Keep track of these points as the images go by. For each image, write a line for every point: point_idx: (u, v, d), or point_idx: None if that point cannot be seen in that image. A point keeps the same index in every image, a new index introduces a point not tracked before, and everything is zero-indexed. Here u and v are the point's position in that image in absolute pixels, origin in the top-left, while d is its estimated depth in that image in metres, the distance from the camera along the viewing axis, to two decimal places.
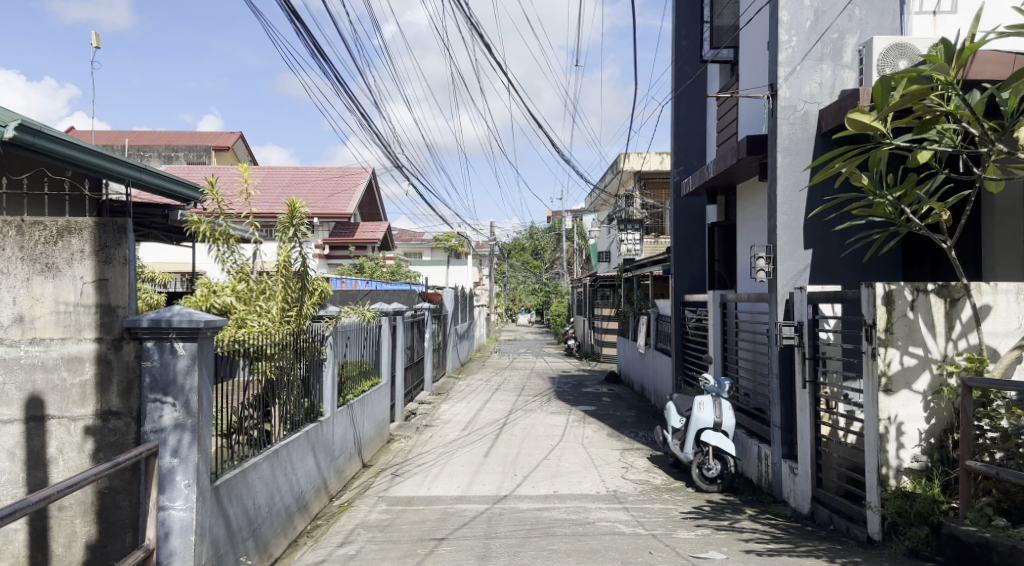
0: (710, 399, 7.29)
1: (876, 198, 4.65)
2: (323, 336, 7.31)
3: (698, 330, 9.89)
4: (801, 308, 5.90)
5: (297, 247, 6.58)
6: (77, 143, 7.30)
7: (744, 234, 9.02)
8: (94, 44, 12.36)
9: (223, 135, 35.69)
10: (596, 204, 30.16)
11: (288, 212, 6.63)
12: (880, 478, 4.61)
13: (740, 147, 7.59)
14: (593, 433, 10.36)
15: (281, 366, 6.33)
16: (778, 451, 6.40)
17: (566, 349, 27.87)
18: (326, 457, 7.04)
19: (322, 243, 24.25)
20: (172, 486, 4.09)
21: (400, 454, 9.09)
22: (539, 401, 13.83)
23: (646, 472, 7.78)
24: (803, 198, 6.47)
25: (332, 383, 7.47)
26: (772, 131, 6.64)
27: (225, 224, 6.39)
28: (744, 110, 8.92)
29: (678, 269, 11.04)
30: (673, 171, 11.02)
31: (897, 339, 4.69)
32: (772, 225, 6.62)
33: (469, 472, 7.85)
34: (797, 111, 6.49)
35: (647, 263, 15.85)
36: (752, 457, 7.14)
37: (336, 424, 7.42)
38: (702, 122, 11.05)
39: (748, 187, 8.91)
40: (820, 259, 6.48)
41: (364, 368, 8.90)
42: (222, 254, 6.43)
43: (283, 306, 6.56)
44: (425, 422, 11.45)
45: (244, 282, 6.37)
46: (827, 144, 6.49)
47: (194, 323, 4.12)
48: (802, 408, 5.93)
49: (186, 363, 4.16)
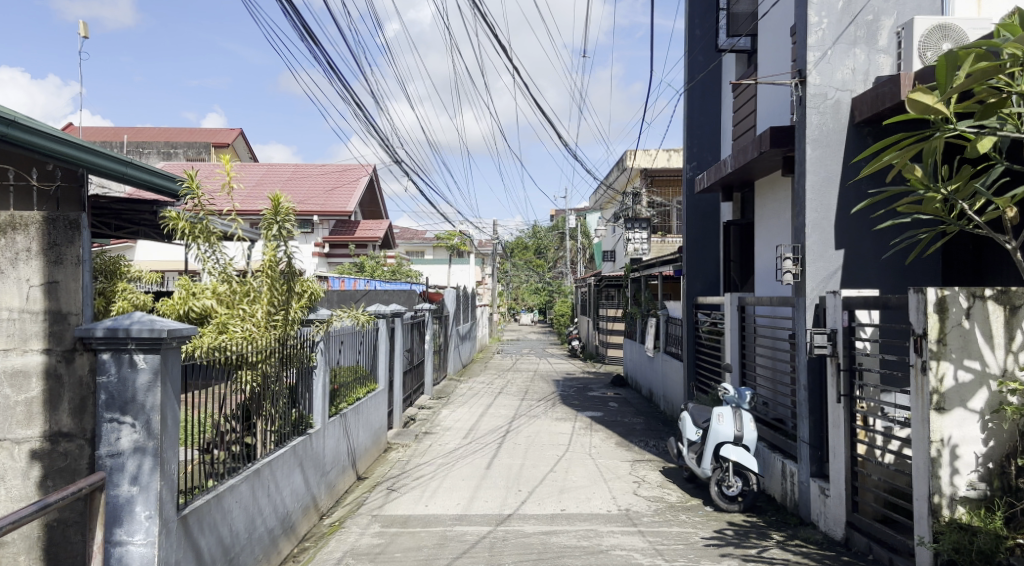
0: (730, 410, 6.77)
1: (927, 193, 4.11)
2: (314, 342, 6.79)
3: (711, 334, 9.42)
4: (835, 314, 5.38)
5: (283, 245, 6.10)
6: (59, 135, 6.73)
7: (764, 233, 8.49)
8: (83, 33, 11.86)
9: (223, 132, 35.32)
10: (602, 202, 29.57)
11: (272, 207, 6.12)
12: (932, 508, 4.08)
13: (763, 139, 7.06)
14: (601, 442, 9.84)
15: (266, 375, 5.82)
16: (806, 469, 5.89)
17: (569, 350, 27.26)
18: (316, 473, 6.52)
19: (321, 241, 23.77)
20: (131, 519, 3.58)
21: (397, 464, 8.58)
22: (543, 406, 13.30)
23: (659, 488, 7.26)
24: (835, 193, 5.95)
25: (324, 391, 6.95)
26: (800, 121, 6.12)
27: (206, 220, 5.94)
28: (764, 101, 8.40)
29: (690, 270, 10.52)
30: (685, 166, 10.50)
31: (951, 351, 4.15)
32: (799, 223, 6.10)
33: (470, 487, 7.34)
34: (828, 100, 5.97)
35: (655, 263, 15.30)
36: (776, 474, 6.61)
37: (327, 436, 6.91)
38: (716, 115, 10.51)
39: (767, 182, 8.39)
40: (853, 261, 5.96)
41: (358, 374, 8.40)
42: (202, 252, 5.99)
43: (269, 310, 6.03)
44: (425, 429, 10.97)
45: (226, 284, 5.90)
46: (859, 135, 5.98)
47: (156, 331, 3.62)
48: (834, 424, 5.39)
49: (148, 378, 3.65)
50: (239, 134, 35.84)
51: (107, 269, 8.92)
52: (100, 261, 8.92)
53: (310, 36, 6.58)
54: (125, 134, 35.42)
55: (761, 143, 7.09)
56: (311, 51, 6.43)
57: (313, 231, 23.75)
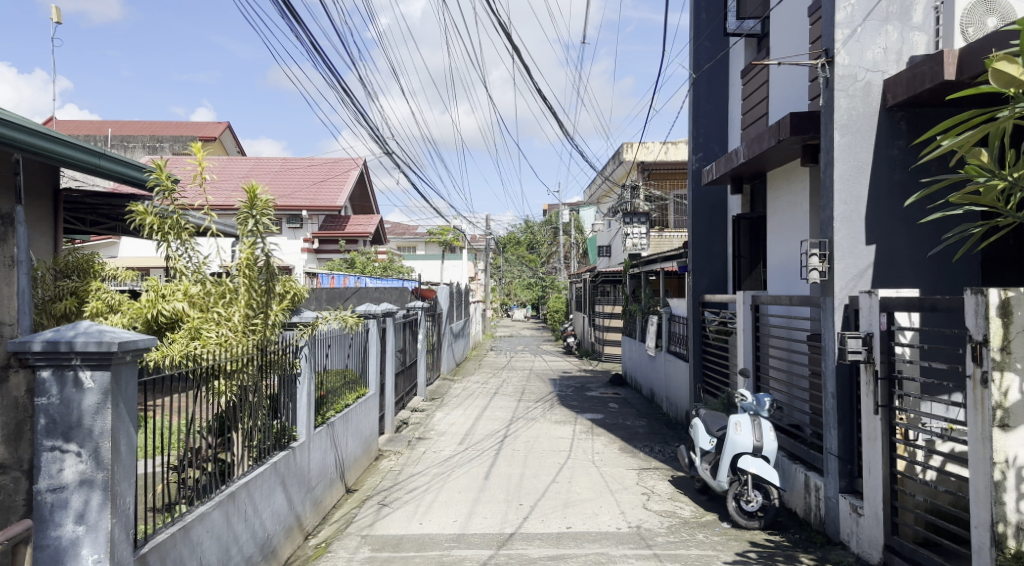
0: (748, 418, 6.28)
1: (989, 180, 3.55)
2: (298, 346, 6.23)
3: (720, 334, 8.95)
4: (871, 316, 4.90)
5: (261, 241, 5.51)
6: (36, 130, 6.34)
7: (780, 227, 8.00)
8: (55, 19, 11.23)
9: (210, 126, 34.50)
10: (597, 197, 28.95)
11: (248, 200, 5.51)
12: (996, 540, 3.61)
13: (782, 127, 6.55)
14: (604, 447, 9.34)
15: (243, 386, 5.30)
16: (833, 484, 5.43)
17: (564, 347, 26.70)
18: (301, 490, 5.98)
19: (311, 236, 23.12)
20: (76, 563, 3.07)
21: (388, 475, 8.04)
22: (541, 407, 12.79)
23: (670, 501, 6.77)
24: (865, 183, 5.47)
25: (309, 400, 6.40)
26: (826, 105, 5.63)
27: (177, 214, 5.42)
28: (781, 87, 7.88)
29: (697, 266, 9.98)
30: (690, 158, 9.98)
31: (1016, 361, 3.67)
32: (826, 215, 5.61)
33: (468, 501, 6.83)
34: (858, 81, 5.49)
35: (656, 259, 14.79)
36: (798, 487, 6.15)
37: (313, 450, 6.36)
38: (724, 104, 10.03)
39: (782, 172, 7.90)
40: (884, 257, 5.48)
41: (347, 378, 7.88)
42: (170, 248, 5.45)
43: (247, 312, 5.48)
44: (418, 434, 10.45)
45: (198, 285, 5.35)
46: (891, 121, 5.50)
47: (105, 345, 3.09)
48: (870, 437, 4.90)
49: (96, 399, 3.13)
50: (226, 127, 35.13)
51: (79, 268, 8.47)
52: (70, 259, 8.51)
53: (290, 12, 6.08)
54: (109, 128, 34.65)
55: (780, 130, 6.58)
56: (291, 29, 5.90)
57: (302, 226, 23.11)
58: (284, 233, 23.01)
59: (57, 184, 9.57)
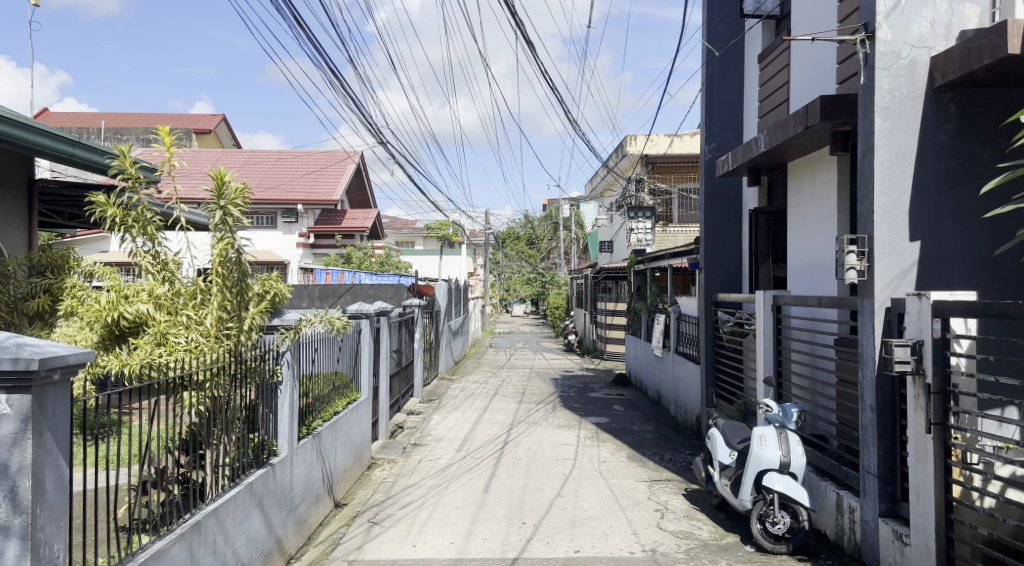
0: (774, 431, 5.73)
1: None
2: (279, 352, 5.64)
3: (735, 335, 8.42)
4: (922, 321, 4.34)
5: (233, 237, 4.86)
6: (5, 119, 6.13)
7: (804, 222, 7.42)
8: (33, 3, 10.60)
9: (206, 117, 33.84)
10: (599, 191, 28.37)
11: (214, 187, 4.85)
12: None
13: (810, 112, 5.97)
14: (611, 455, 8.80)
15: (216, 397, 4.72)
16: (873, 507, 4.88)
17: (565, 344, 26.14)
18: (282, 512, 5.41)
19: (307, 231, 22.44)
20: None
21: (381, 487, 7.50)
22: (543, 410, 12.22)
23: (687, 520, 6.21)
24: (910, 173, 4.91)
25: (293, 411, 5.80)
26: (865, 86, 5.08)
27: (142, 204, 4.82)
28: (807, 71, 7.31)
29: (709, 264, 9.41)
30: (704, 148, 9.39)
31: None
32: (864, 208, 5.05)
33: (466, 519, 6.28)
34: (901, 59, 4.93)
35: (663, 255, 14.25)
36: (829, 507, 5.61)
37: (296, 465, 5.78)
38: (739, 91, 9.45)
39: (807, 162, 7.33)
40: (931, 255, 4.92)
41: (337, 382, 7.34)
42: (136, 243, 4.88)
43: (221, 314, 4.92)
44: (414, 439, 9.90)
45: (166, 285, 4.91)
46: (938, 103, 4.94)
47: (21, 363, 2.53)
48: (919, 458, 4.35)
49: (13, 429, 2.56)
50: (222, 119, 34.54)
51: (53, 264, 8.16)
52: (46, 255, 8.19)
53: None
54: (102, 120, 34.01)
55: (808, 116, 5.99)
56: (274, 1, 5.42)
57: (298, 221, 22.37)
58: (280, 226, 22.32)
59: (33, 175, 8.98)
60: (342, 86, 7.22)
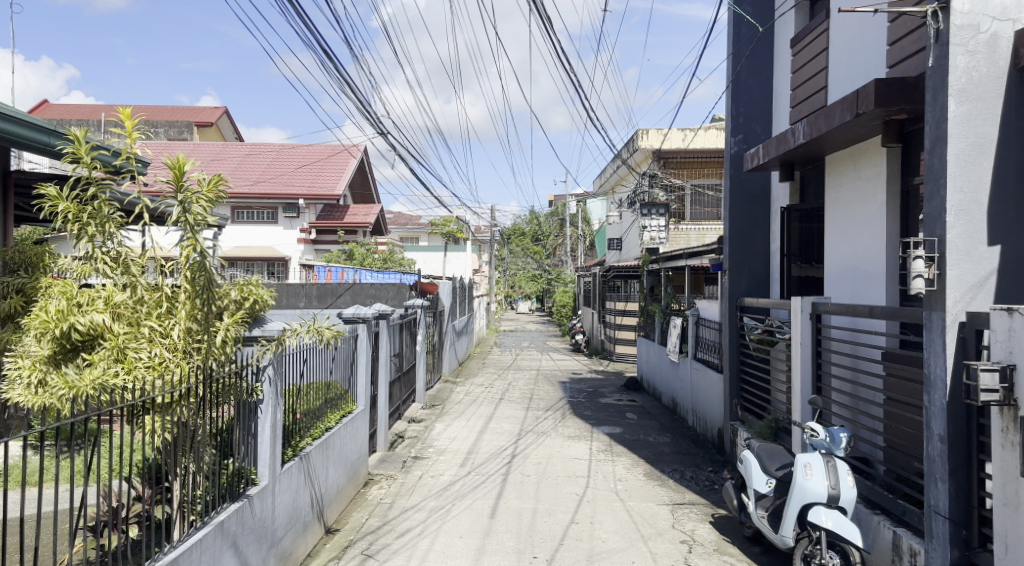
0: (820, 458, 5.04)
1: None
2: (261, 367, 4.98)
3: (762, 344, 7.69)
4: (1012, 341, 3.64)
5: (199, 239, 4.12)
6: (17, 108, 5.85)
7: (845, 221, 6.71)
8: None
9: (206, 110, 33.02)
10: (608, 186, 27.64)
11: (173, 179, 4.09)
12: None
13: (862, 97, 5.26)
14: (627, 472, 8.13)
15: (185, 421, 4.05)
16: (942, 553, 4.22)
17: (573, 344, 25.35)
18: (260, 549, 4.76)
19: (307, 226, 21.74)
20: None
21: (377, 509, 6.83)
22: (552, 418, 11.53)
23: (718, 555, 5.56)
24: (988, 167, 4.22)
25: (276, 433, 5.16)
26: (934, 67, 4.39)
27: (100, 198, 4.11)
28: (851, 53, 6.59)
29: (734, 264, 8.71)
30: (729, 140, 8.68)
31: None
32: (931, 208, 4.37)
33: (469, 552, 5.60)
34: (981, 33, 4.23)
35: (681, 255, 13.54)
36: (885, 547, 4.93)
37: (279, 493, 5.13)
38: (768, 79, 8.76)
39: (851, 153, 6.59)
40: (1012, 264, 4.23)
41: (329, 394, 6.70)
42: (93, 244, 4.11)
43: (190, 325, 4.25)
44: (416, 452, 9.21)
45: (125, 292, 4.25)
46: (1020, 86, 4.25)
47: None
48: (1008, 502, 3.67)
49: None
50: (223, 112, 33.87)
51: (27, 263, 7.37)
52: (19, 251, 7.42)
53: None
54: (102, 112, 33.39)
55: (859, 101, 5.27)
56: None
57: (299, 215, 21.69)
58: (280, 222, 21.63)
59: (8, 165, 8.25)
60: (313, 33, 6.38)
